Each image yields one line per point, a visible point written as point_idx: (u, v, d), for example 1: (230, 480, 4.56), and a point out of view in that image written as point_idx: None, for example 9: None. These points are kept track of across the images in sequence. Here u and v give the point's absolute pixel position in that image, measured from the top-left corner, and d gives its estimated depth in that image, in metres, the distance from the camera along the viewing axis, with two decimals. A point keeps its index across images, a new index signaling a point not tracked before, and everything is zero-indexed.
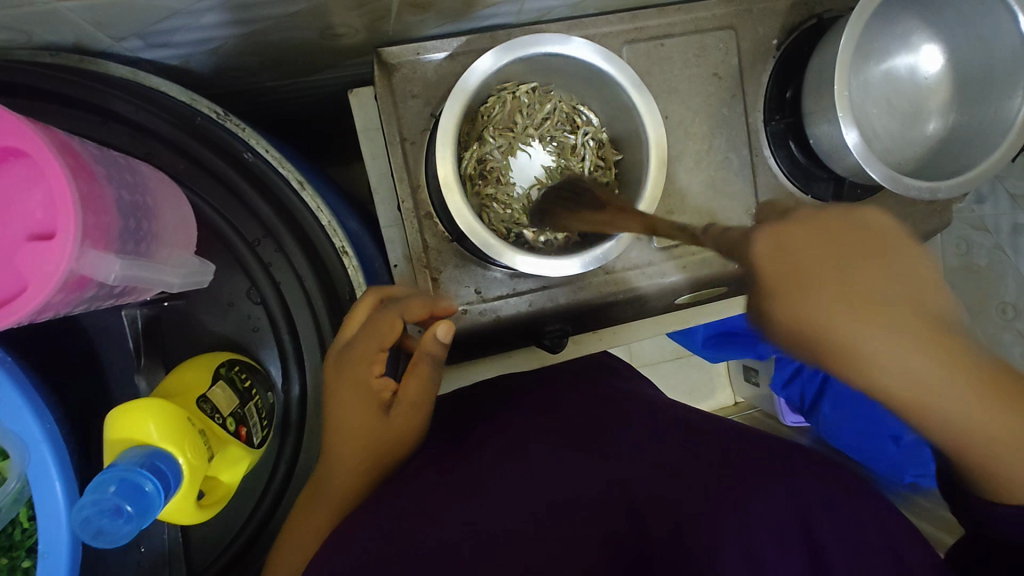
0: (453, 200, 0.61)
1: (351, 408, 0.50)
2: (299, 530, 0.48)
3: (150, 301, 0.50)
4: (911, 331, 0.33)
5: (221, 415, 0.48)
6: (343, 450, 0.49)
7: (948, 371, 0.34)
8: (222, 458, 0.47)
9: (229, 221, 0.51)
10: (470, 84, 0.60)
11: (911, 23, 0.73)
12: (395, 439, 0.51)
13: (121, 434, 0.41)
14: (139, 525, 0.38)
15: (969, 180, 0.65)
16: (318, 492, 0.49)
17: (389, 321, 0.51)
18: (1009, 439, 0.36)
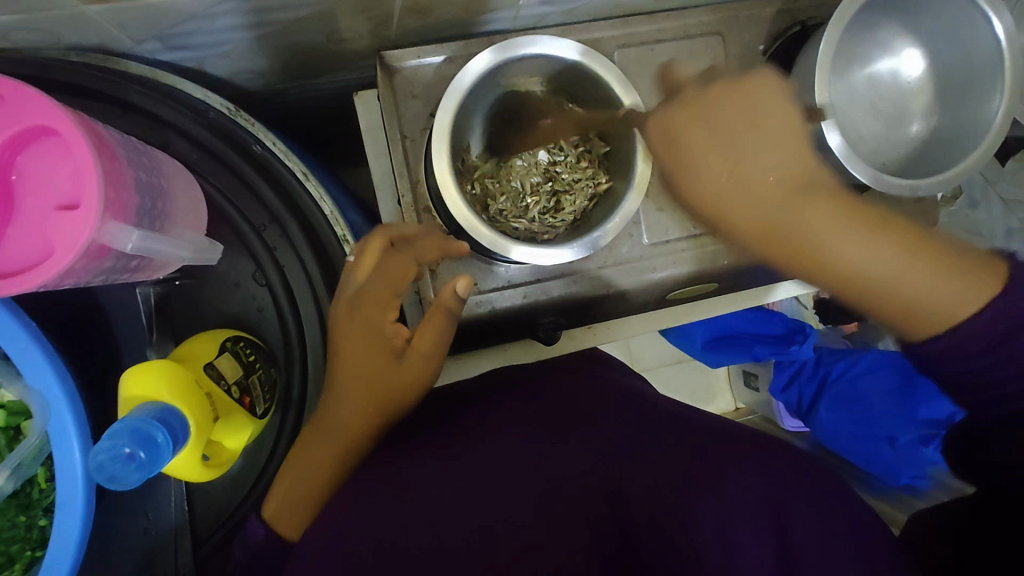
0: (446, 190, 0.63)
1: (360, 354, 0.53)
2: (299, 483, 0.52)
3: (162, 280, 0.54)
4: (759, 156, 0.55)
5: (226, 382, 0.51)
6: (337, 424, 0.52)
7: (798, 197, 0.54)
8: (228, 421, 0.50)
9: (238, 208, 0.54)
10: (464, 85, 0.64)
11: (893, 29, 0.75)
12: (394, 394, 0.54)
13: (136, 392, 0.44)
14: (148, 473, 0.40)
15: (950, 178, 0.68)
16: (317, 451, 0.52)
17: (403, 263, 0.57)
18: (884, 268, 0.52)
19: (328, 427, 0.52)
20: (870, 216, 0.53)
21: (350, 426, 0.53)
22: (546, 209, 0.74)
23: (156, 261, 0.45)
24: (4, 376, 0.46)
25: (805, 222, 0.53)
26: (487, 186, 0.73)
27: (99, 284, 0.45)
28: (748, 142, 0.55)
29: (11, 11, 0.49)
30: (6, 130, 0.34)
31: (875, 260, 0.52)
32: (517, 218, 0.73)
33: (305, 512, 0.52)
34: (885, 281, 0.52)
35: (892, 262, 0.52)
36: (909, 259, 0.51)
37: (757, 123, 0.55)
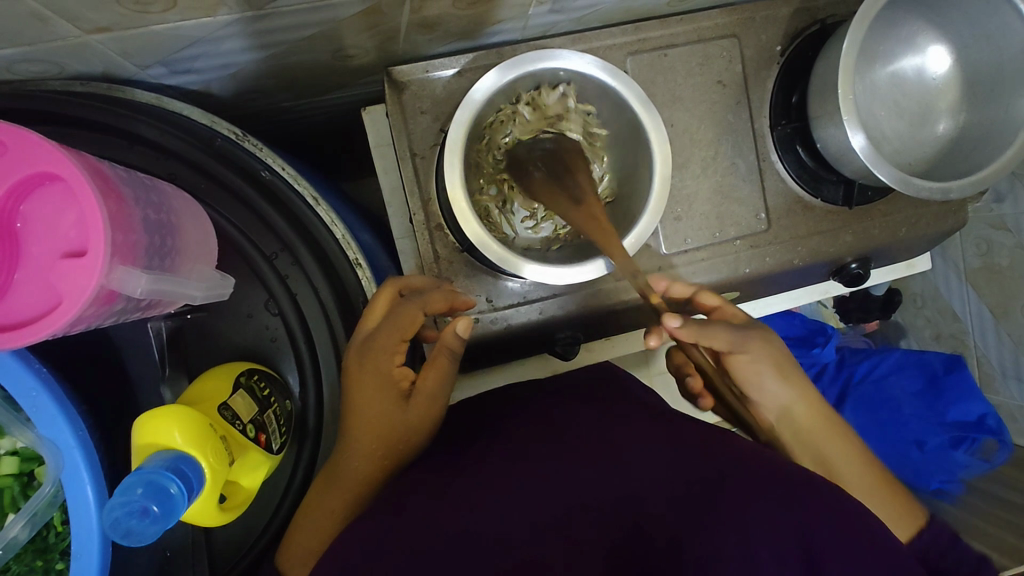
0: (458, 203, 0.62)
1: (370, 398, 0.52)
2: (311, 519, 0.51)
3: (173, 314, 0.52)
4: (787, 361, 0.61)
5: (241, 421, 0.49)
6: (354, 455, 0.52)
7: (804, 393, 0.60)
8: (244, 462, 0.49)
9: (248, 237, 0.53)
10: (476, 100, 0.62)
11: (916, 26, 0.72)
12: (406, 431, 0.54)
13: (148, 440, 0.42)
14: (164, 526, 0.39)
15: (980, 180, 0.65)
16: (335, 486, 0.51)
17: (410, 314, 0.54)
18: (864, 481, 0.57)
19: (343, 463, 0.52)
20: (856, 446, 0.59)
21: (364, 464, 0.52)
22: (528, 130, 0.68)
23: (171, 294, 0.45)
24: (13, 424, 0.45)
25: (830, 425, 0.59)
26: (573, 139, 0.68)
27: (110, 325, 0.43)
28: (776, 350, 0.61)
29: (14, 44, 0.49)
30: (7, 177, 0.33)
31: (846, 465, 0.58)
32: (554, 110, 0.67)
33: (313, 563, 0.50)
34: (856, 484, 0.57)
35: (876, 492, 0.56)
36: (883, 491, 0.56)
37: (784, 357, 0.61)
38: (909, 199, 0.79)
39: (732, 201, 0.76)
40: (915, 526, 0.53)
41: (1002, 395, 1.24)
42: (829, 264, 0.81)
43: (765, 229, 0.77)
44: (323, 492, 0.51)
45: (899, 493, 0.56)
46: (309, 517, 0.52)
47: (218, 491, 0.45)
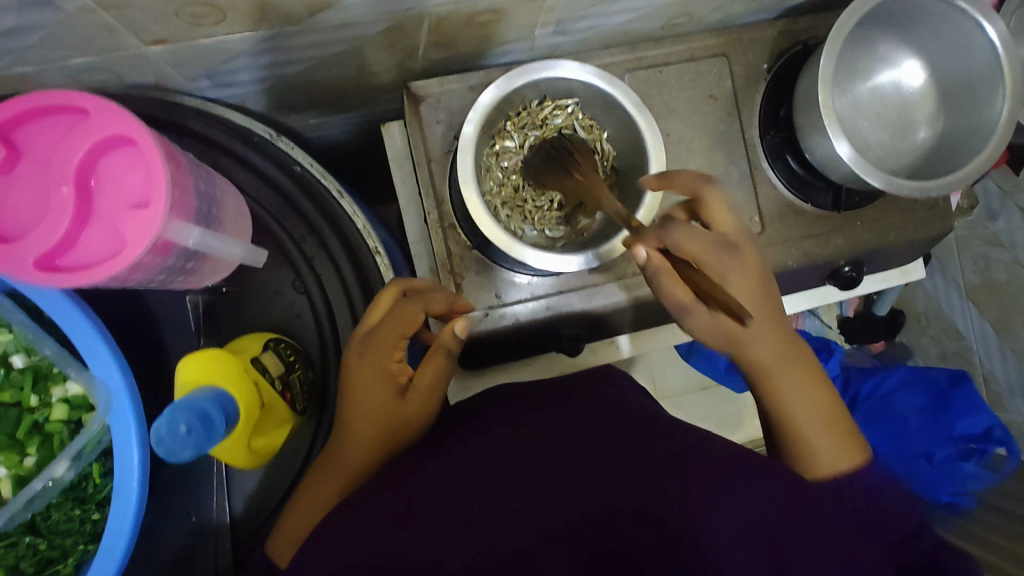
0: (468, 198, 0.67)
1: (367, 389, 0.54)
2: (307, 506, 0.53)
3: (209, 289, 0.57)
4: (768, 306, 0.62)
5: (271, 376, 0.54)
6: (354, 440, 0.54)
7: (780, 335, 0.63)
8: (272, 412, 0.54)
9: (280, 222, 0.58)
10: (485, 104, 0.67)
11: (890, 42, 0.78)
12: (402, 425, 0.56)
13: (192, 377, 0.47)
14: (199, 449, 0.42)
15: (958, 180, 0.70)
16: (330, 472, 0.53)
17: (411, 313, 0.57)
18: (817, 421, 0.61)
19: (341, 448, 0.54)
20: (819, 384, 0.63)
21: (360, 454, 0.54)
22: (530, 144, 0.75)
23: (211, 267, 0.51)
24: (73, 367, 0.48)
25: (799, 368, 0.63)
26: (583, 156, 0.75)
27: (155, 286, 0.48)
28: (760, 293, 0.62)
29: (84, 54, 0.56)
30: (94, 147, 0.39)
31: (804, 406, 0.61)
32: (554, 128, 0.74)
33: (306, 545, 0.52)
34: (808, 421, 0.61)
35: (823, 428, 0.61)
36: (831, 429, 0.61)
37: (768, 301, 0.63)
38: (897, 205, 0.84)
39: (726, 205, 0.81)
40: (852, 461, 0.60)
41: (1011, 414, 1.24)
42: (823, 266, 0.84)
43: (760, 232, 0.81)
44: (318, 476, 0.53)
45: (848, 433, 0.61)
46: (304, 504, 0.53)
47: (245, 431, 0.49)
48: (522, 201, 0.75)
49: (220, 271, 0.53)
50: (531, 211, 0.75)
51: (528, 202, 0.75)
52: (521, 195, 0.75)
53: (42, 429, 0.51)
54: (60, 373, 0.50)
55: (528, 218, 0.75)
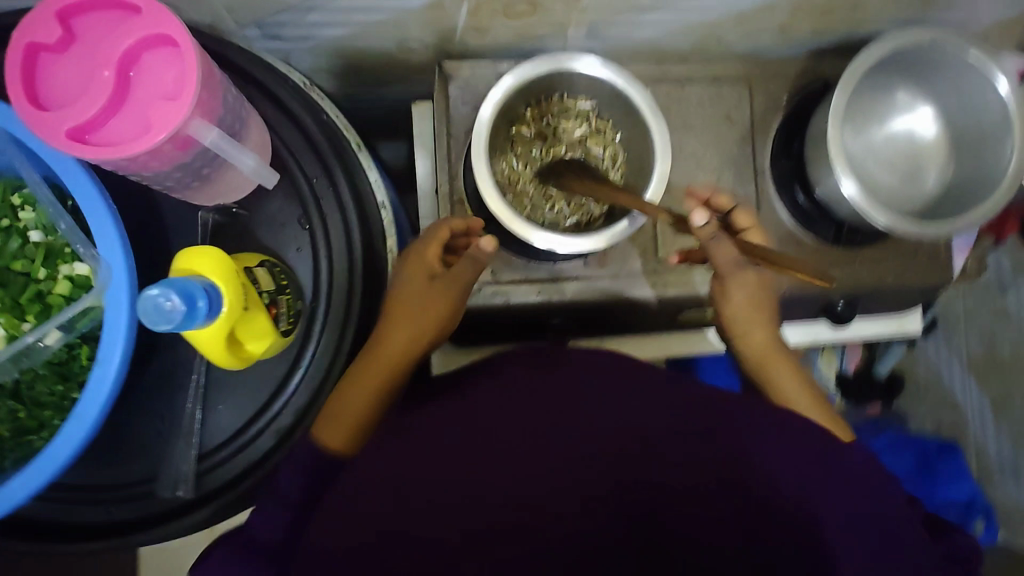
0: (479, 171, 0.68)
1: (407, 277, 0.59)
2: (350, 386, 0.56)
3: (220, 210, 0.61)
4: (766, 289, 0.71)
5: (260, 289, 0.57)
6: (395, 323, 0.58)
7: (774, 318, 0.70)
8: (253, 322, 0.55)
9: (296, 159, 0.61)
10: (509, 84, 0.69)
11: (909, 90, 0.81)
12: (437, 313, 0.59)
13: (184, 267, 0.51)
14: (173, 324, 0.45)
15: (958, 226, 0.71)
16: (377, 363, 0.56)
17: (443, 228, 0.62)
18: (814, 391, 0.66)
19: (385, 332, 0.58)
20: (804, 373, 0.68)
21: (399, 336, 0.57)
22: (545, 133, 0.78)
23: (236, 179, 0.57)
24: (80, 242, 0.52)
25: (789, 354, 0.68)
26: (593, 154, 0.78)
27: (172, 178, 0.52)
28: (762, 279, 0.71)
29: None
30: (137, 49, 0.44)
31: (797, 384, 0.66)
32: (569, 122, 0.78)
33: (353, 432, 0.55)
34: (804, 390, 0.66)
35: (818, 400, 0.65)
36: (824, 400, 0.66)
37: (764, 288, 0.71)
38: (899, 250, 0.85)
39: None
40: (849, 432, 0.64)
41: (999, 490, 1.22)
42: (818, 300, 0.86)
43: None
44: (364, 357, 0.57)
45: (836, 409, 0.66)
46: (350, 387, 0.56)
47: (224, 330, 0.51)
48: (526, 193, 0.76)
49: (233, 182, 0.57)
50: (536, 204, 0.76)
51: (532, 195, 0.76)
52: (525, 189, 0.76)
53: (44, 300, 0.56)
54: (71, 252, 0.55)
55: (533, 209, 0.76)
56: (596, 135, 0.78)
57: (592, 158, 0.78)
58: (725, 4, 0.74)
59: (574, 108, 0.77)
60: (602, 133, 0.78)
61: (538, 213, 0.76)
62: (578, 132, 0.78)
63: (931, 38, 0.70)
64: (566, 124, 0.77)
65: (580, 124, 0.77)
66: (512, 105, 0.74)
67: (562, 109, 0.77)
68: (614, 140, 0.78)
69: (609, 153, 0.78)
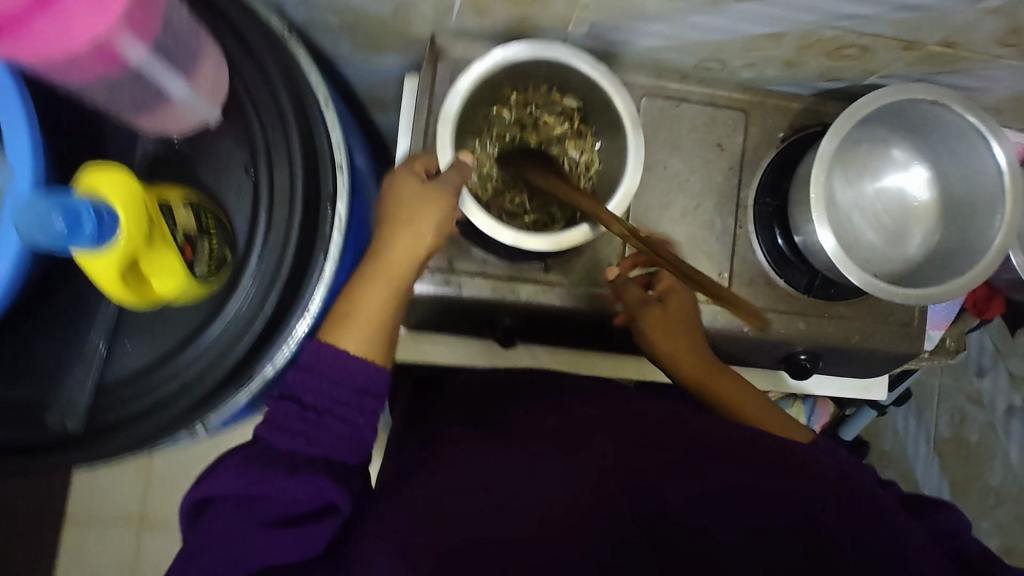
0: (442, 141, 0.65)
1: (405, 189, 0.59)
2: (362, 308, 0.56)
3: (162, 140, 0.61)
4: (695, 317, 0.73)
5: (176, 227, 0.57)
6: (397, 236, 0.58)
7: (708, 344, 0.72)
8: (160, 256, 0.54)
9: (253, 102, 0.59)
10: (494, 61, 0.67)
11: (908, 149, 0.78)
12: (442, 219, 0.59)
13: (89, 189, 0.50)
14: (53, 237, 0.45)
15: (932, 294, 0.68)
16: (389, 267, 0.58)
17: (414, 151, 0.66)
18: (762, 401, 0.69)
19: (393, 244, 0.58)
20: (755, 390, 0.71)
21: (407, 250, 0.58)
22: (524, 123, 0.76)
23: (180, 115, 0.58)
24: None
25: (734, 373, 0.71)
26: (568, 156, 0.76)
27: (119, 103, 0.55)
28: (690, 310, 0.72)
29: None
30: None
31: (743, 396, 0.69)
32: (551, 117, 0.76)
33: (369, 332, 0.56)
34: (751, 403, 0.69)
35: (768, 408, 0.69)
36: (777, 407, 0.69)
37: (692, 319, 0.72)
38: (871, 311, 0.82)
39: (702, 253, 0.80)
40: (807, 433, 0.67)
41: None
42: (777, 347, 0.83)
43: (724, 289, 0.80)
44: (372, 273, 0.57)
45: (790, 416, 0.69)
46: (362, 308, 0.56)
47: (123, 259, 0.50)
48: (493, 179, 0.74)
49: (177, 117, 0.58)
50: (501, 194, 0.74)
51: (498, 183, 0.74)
52: (492, 174, 0.74)
53: None
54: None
55: (496, 198, 0.73)
56: (577, 138, 0.76)
57: (568, 161, 0.76)
58: (732, 26, 0.71)
59: (559, 103, 0.75)
60: (582, 137, 0.76)
61: (499, 202, 0.73)
62: (559, 131, 0.76)
63: (932, 96, 0.68)
64: (548, 119, 0.76)
65: (562, 124, 0.76)
66: (497, 86, 0.72)
67: (547, 104, 0.75)
68: (592, 148, 0.76)
69: (586, 160, 0.76)
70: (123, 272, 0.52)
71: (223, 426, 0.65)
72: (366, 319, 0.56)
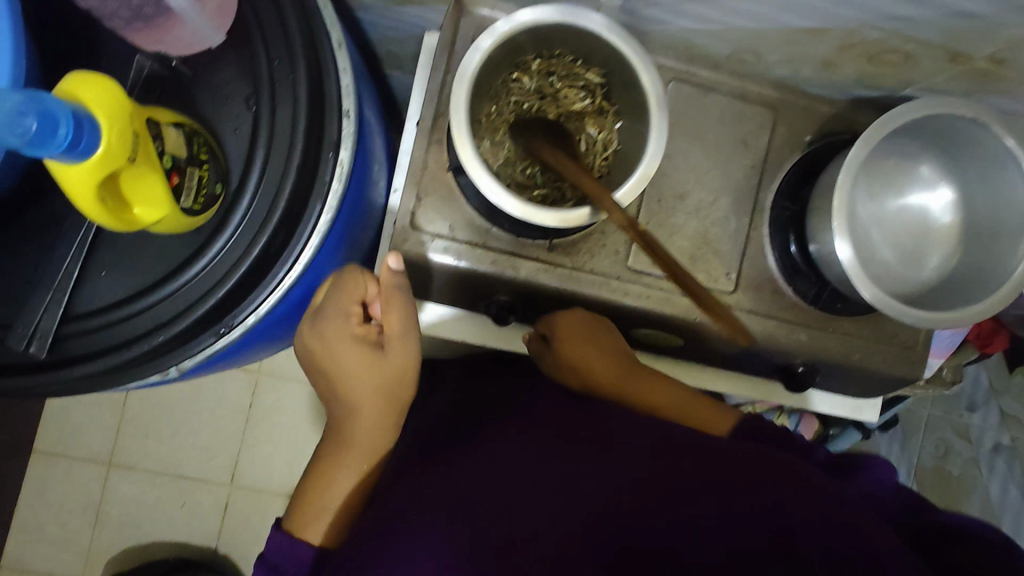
0: (457, 98, 0.61)
1: (352, 360, 0.63)
2: (327, 494, 0.65)
3: (160, 61, 0.57)
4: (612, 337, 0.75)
5: (164, 151, 0.52)
6: (359, 407, 0.64)
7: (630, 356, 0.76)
8: (143, 179, 0.51)
9: (262, 34, 0.55)
10: (521, 21, 0.63)
11: (937, 167, 0.75)
12: (392, 376, 0.65)
13: (69, 94, 0.46)
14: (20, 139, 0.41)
15: (942, 319, 0.66)
16: (347, 451, 0.66)
17: (348, 286, 0.64)
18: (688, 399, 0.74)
19: (359, 424, 0.65)
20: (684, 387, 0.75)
21: (370, 414, 0.65)
22: (545, 92, 0.72)
23: (183, 35, 0.55)
24: None
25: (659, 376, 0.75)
26: (586, 133, 0.72)
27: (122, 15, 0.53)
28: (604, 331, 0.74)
29: None
30: None
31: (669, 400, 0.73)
32: (573, 90, 0.72)
33: (331, 521, 0.65)
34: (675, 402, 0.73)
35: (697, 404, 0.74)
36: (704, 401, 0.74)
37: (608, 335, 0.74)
38: (876, 330, 0.80)
39: (712, 251, 0.77)
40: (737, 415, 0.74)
41: None
42: (777, 356, 0.81)
43: (730, 291, 0.78)
44: (335, 456, 0.66)
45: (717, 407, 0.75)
46: (328, 486, 0.65)
47: (102, 172, 0.47)
48: (505, 148, 0.70)
49: (180, 37, 0.55)
50: (511, 163, 0.70)
51: (509, 152, 0.70)
52: (504, 141, 0.71)
53: None
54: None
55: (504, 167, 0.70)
56: (597, 116, 0.73)
57: (585, 139, 0.72)
58: (774, 17, 0.67)
59: (583, 77, 0.71)
60: (603, 116, 0.72)
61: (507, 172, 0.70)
62: (579, 107, 0.73)
63: (971, 113, 0.65)
64: (569, 92, 0.72)
65: (584, 99, 0.72)
66: (520, 49, 0.68)
67: (571, 76, 0.71)
68: (612, 127, 0.72)
69: (604, 140, 0.72)
70: (102, 190, 0.48)
71: (197, 370, 0.62)
72: (336, 494, 0.65)
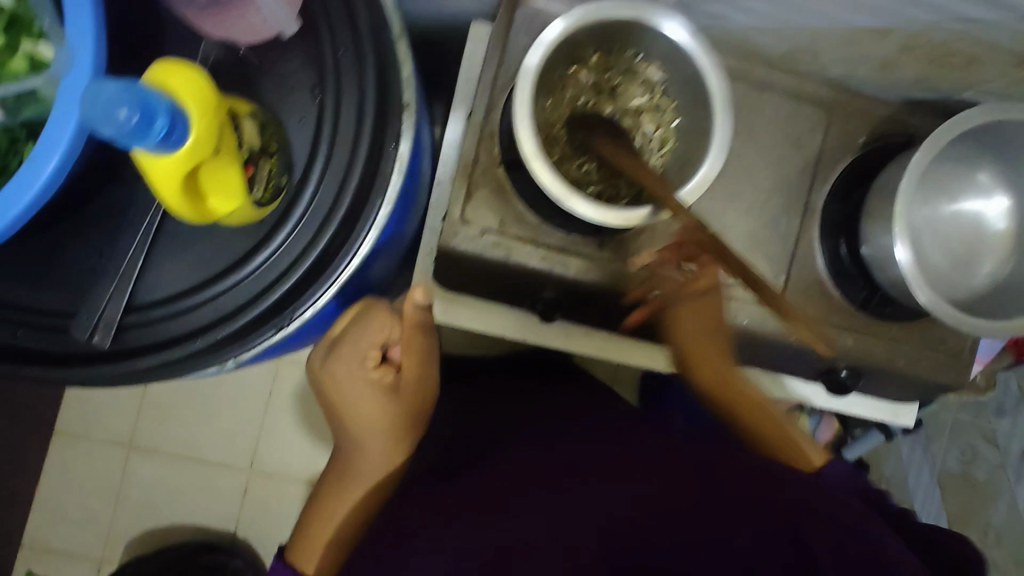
0: (520, 91, 0.60)
1: (364, 401, 0.70)
2: (329, 517, 0.73)
3: (228, 48, 0.57)
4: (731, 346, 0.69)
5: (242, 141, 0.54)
6: (366, 441, 0.72)
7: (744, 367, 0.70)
8: (222, 169, 0.52)
9: (329, 22, 0.54)
10: (585, 14, 0.61)
11: (994, 173, 0.74)
12: (396, 417, 0.72)
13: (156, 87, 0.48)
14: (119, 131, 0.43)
15: (998, 328, 0.65)
16: (345, 483, 0.74)
17: (374, 324, 0.71)
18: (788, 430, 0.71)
19: (360, 462, 0.73)
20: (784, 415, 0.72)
21: (377, 454, 0.73)
22: (601, 88, 0.71)
23: (253, 23, 0.54)
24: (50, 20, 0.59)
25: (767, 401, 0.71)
26: (641, 130, 0.71)
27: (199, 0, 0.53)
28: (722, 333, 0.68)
29: None
30: None
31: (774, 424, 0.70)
32: (631, 87, 0.71)
33: (321, 554, 0.71)
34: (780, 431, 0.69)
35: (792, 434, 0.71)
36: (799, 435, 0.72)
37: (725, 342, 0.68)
38: (924, 336, 0.79)
39: (761, 253, 0.77)
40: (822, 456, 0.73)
41: None
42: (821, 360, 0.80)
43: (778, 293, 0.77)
44: (336, 491, 0.73)
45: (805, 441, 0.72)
46: (329, 514, 0.73)
47: (187, 164, 0.48)
48: (560, 143, 0.70)
49: (250, 26, 0.54)
50: (566, 158, 0.69)
51: (565, 148, 0.70)
52: (560, 136, 0.70)
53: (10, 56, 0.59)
54: (39, 31, 0.60)
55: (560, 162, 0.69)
56: (653, 112, 0.71)
57: (640, 137, 0.71)
58: (840, 16, 0.66)
59: (642, 73, 0.70)
60: (659, 113, 0.71)
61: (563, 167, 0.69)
62: (635, 104, 0.72)
63: None
64: (626, 88, 0.71)
65: (641, 96, 0.71)
66: (581, 43, 0.67)
67: (630, 71, 0.70)
68: (669, 124, 0.71)
69: (660, 138, 0.71)
70: (185, 181, 0.50)
71: (256, 361, 0.61)
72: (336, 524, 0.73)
